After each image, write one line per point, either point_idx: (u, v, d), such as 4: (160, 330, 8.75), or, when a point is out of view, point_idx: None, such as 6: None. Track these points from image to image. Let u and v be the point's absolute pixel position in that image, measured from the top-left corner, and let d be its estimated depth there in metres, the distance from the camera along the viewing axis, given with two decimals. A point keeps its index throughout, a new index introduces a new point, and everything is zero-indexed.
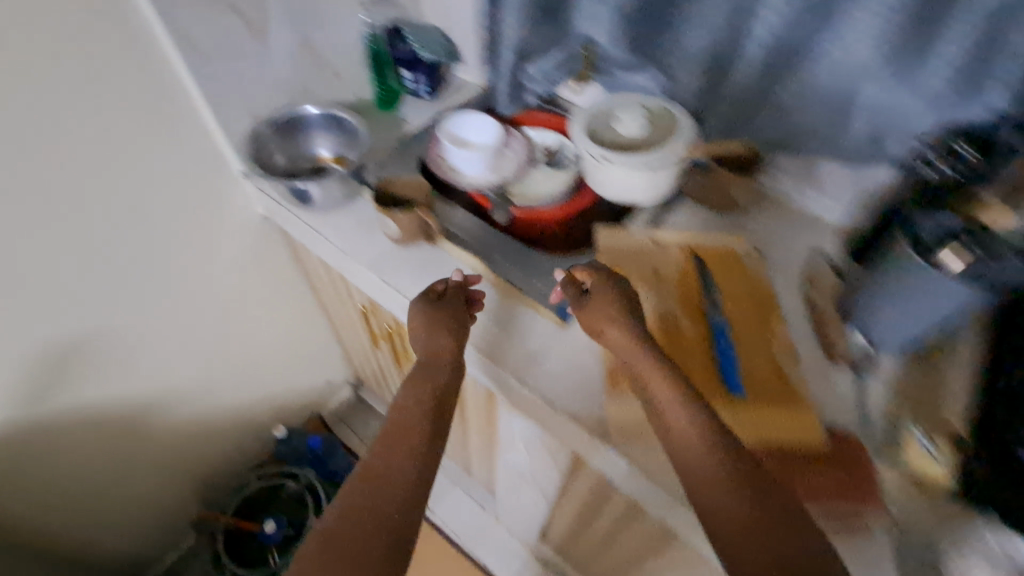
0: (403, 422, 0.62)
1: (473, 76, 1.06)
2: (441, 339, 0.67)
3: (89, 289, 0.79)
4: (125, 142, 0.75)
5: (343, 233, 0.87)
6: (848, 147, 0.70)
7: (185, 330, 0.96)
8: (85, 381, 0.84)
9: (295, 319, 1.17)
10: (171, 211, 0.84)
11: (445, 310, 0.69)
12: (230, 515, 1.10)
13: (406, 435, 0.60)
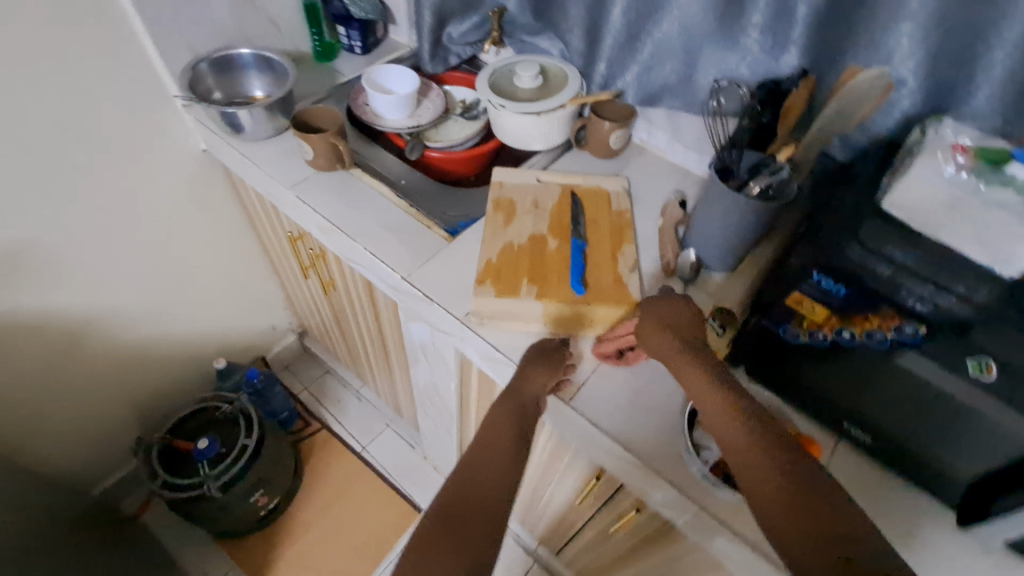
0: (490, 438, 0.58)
1: (404, 38, 1.15)
2: (541, 384, 0.64)
3: (36, 195, 0.88)
4: (72, 65, 0.83)
5: (267, 157, 0.92)
6: (698, 98, 0.86)
7: (120, 253, 1.04)
8: (18, 288, 0.92)
9: (235, 254, 1.26)
10: (105, 138, 0.92)
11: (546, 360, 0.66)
12: (166, 435, 1.19)
13: (491, 458, 0.55)
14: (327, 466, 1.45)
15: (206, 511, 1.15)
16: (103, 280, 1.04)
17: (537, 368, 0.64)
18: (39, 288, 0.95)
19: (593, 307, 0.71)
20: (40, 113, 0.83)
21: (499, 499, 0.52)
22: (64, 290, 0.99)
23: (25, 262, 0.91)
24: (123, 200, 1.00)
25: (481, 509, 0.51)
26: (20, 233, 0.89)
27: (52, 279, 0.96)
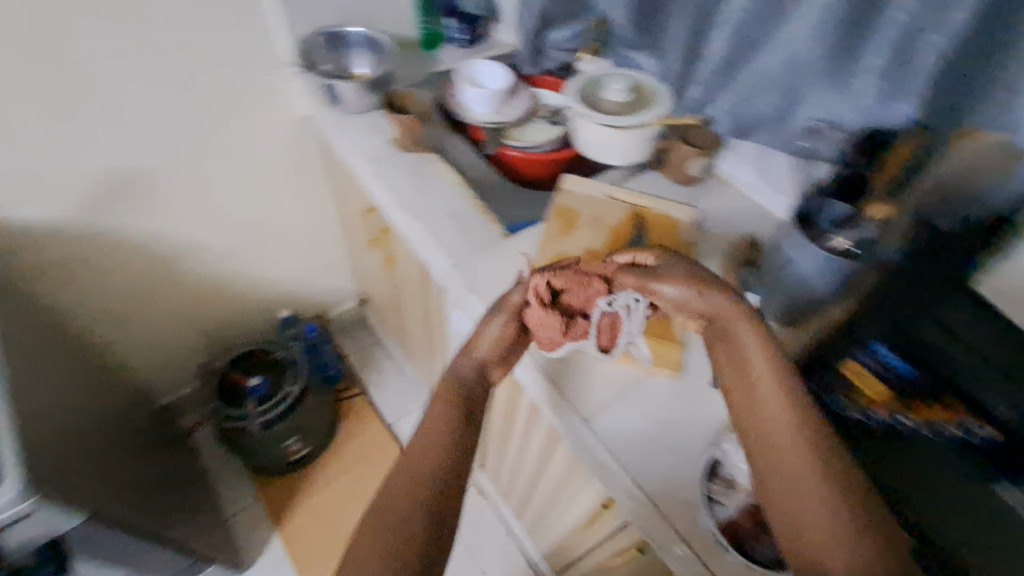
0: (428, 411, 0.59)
1: (508, 37, 1.17)
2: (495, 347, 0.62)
3: (154, 132, 1.00)
4: (203, 24, 0.93)
5: (355, 131, 0.97)
6: (792, 137, 0.83)
7: (214, 194, 1.14)
8: (123, 208, 1.04)
9: (316, 216, 1.35)
10: (221, 92, 1.02)
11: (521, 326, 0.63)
12: (228, 365, 1.31)
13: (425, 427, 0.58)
14: (358, 431, 1.50)
15: (245, 443, 1.25)
16: (195, 215, 1.14)
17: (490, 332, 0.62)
18: (139, 211, 1.06)
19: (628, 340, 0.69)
20: (166, 58, 0.93)
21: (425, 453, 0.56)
22: (160, 217, 1.10)
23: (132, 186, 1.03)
24: (225, 146, 1.09)
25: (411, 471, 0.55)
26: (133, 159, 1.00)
27: (152, 205, 1.07)
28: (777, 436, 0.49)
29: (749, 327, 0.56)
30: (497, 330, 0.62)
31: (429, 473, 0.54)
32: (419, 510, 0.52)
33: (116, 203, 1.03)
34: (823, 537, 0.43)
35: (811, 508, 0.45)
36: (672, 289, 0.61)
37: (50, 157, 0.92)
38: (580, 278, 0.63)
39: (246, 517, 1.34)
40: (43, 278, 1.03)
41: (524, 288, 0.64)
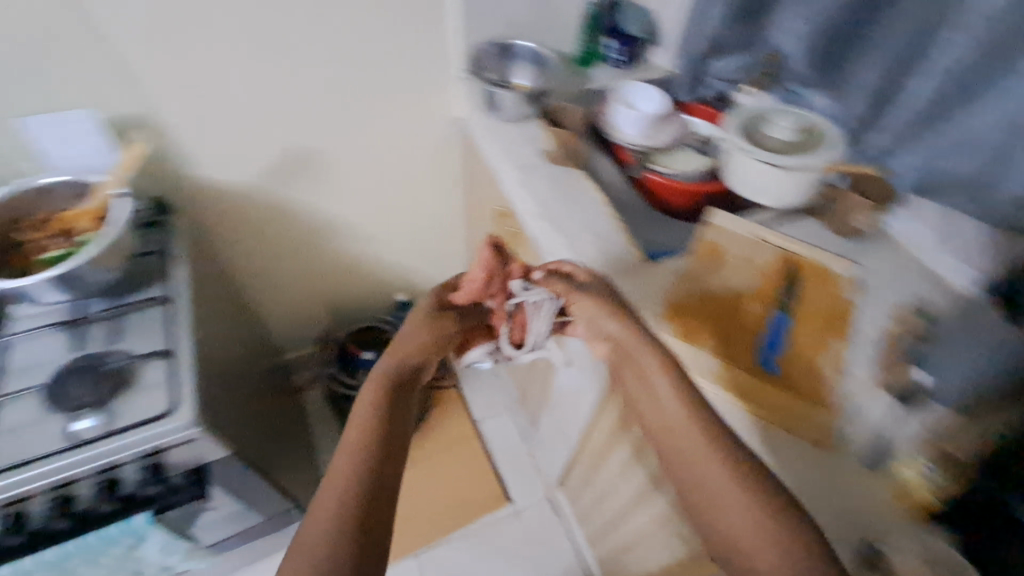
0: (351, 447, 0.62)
1: (666, 60, 1.16)
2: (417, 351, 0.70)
3: (330, 118, 1.07)
4: (392, 24, 0.99)
5: (508, 139, 1.01)
6: (999, 203, 0.74)
7: (371, 178, 1.21)
8: (298, 181, 1.13)
9: (444, 213, 1.40)
10: (392, 87, 1.08)
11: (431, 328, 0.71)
12: (350, 335, 1.42)
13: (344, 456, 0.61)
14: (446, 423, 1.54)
15: (354, 409, 1.35)
16: (351, 196, 1.22)
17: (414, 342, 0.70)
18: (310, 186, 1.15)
19: (780, 396, 0.69)
20: (355, 53, 1.00)
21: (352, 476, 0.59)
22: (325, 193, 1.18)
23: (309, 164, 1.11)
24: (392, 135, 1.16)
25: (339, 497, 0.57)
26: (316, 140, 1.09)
27: (321, 182, 1.16)
28: (688, 445, 0.59)
29: (646, 347, 0.64)
30: (407, 330, 0.70)
31: (353, 488, 0.58)
32: (351, 519, 0.56)
33: (295, 175, 1.12)
34: (747, 530, 0.54)
35: (730, 505, 0.55)
36: (606, 324, 0.67)
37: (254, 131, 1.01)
38: (485, 273, 0.70)
39: None
40: (221, 232, 1.14)
41: (435, 293, 0.74)
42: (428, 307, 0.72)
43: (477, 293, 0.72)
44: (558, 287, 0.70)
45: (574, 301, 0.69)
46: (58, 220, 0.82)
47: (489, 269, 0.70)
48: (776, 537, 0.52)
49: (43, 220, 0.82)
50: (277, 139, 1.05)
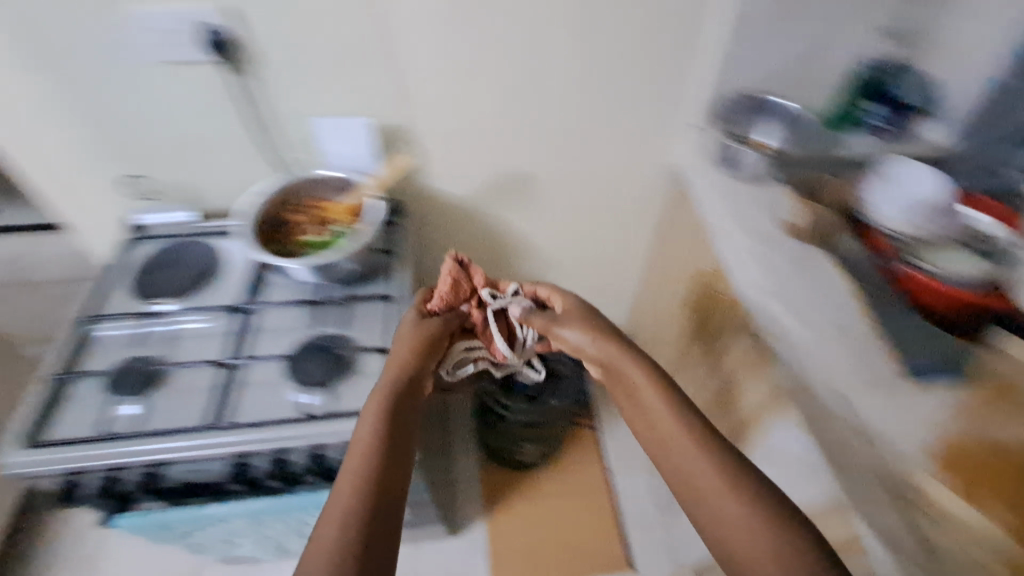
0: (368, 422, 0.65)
1: (946, 138, 0.97)
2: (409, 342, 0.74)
3: (554, 151, 1.06)
4: (644, 68, 0.95)
5: (743, 203, 0.92)
6: None
7: (576, 210, 1.18)
8: (510, 201, 1.14)
9: (628, 258, 1.33)
10: (622, 129, 1.04)
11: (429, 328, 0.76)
12: None
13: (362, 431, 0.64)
14: (577, 463, 1.48)
15: (500, 427, 1.32)
16: (551, 223, 1.21)
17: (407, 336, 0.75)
18: (518, 208, 1.16)
19: None
20: (598, 92, 0.97)
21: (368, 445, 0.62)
22: (528, 216, 1.18)
23: (525, 188, 1.12)
24: (611, 172, 1.12)
25: (352, 468, 0.59)
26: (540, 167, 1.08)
27: (529, 206, 1.16)
28: (688, 459, 0.58)
29: (587, 327, 0.73)
30: (408, 327, 0.77)
31: (364, 454, 0.60)
32: (367, 481, 0.58)
33: (509, 196, 1.12)
34: (736, 522, 0.53)
35: (721, 499, 0.54)
36: (575, 329, 0.73)
37: (489, 152, 1.03)
38: (450, 283, 0.80)
39: (464, 491, 1.42)
40: (425, 238, 1.18)
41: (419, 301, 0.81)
42: (413, 317, 0.78)
43: (447, 299, 0.80)
44: (539, 324, 0.77)
45: (561, 322, 0.75)
46: (320, 206, 0.93)
47: (454, 280, 0.80)
48: (755, 519, 0.52)
49: (306, 204, 0.94)
50: (506, 162, 1.06)
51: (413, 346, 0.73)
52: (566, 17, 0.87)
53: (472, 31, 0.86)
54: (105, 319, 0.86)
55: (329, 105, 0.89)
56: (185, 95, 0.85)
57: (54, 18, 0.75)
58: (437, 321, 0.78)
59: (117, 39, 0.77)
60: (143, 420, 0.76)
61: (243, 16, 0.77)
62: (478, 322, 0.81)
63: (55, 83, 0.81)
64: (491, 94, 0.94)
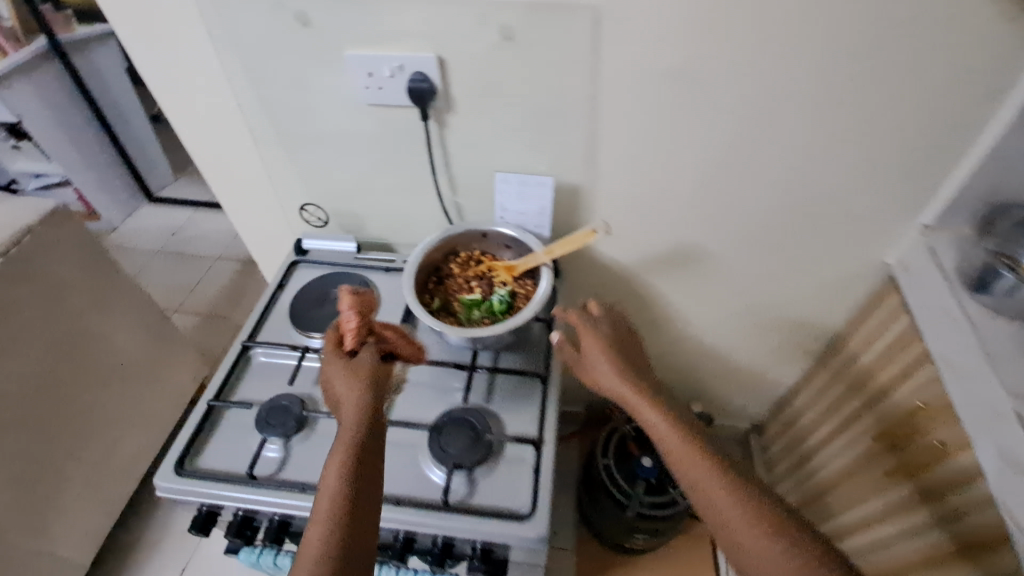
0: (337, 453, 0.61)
1: None
2: (343, 375, 0.68)
3: (741, 231, 0.92)
4: (879, 157, 0.79)
5: (994, 342, 0.73)
6: None
7: (749, 292, 1.04)
8: (675, 272, 1.02)
9: (791, 350, 1.16)
10: (830, 218, 0.89)
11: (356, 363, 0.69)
12: (635, 427, 1.24)
13: (331, 469, 0.59)
14: (684, 561, 1.31)
15: (606, 502, 1.22)
16: (715, 301, 1.07)
17: (339, 373, 0.68)
18: (682, 280, 1.04)
19: None
20: (813, 177, 0.83)
21: (337, 482, 0.58)
22: (691, 290, 1.05)
23: (696, 261, 0.99)
24: (804, 259, 0.96)
25: (320, 513, 0.56)
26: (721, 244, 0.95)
27: (696, 280, 1.03)
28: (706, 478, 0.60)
29: (610, 364, 0.72)
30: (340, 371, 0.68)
31: (336, 493, 0.57)
32: (338, 526, 0.55)
33: (676, 266, 1.01)
34: (761, 532, 0.55)
35: (741, 531, 0.56)
36: (600, 360, 0.73)
37: (669, 222, 0.92)
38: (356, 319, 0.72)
39: (556, 558, 1.32)
40: (572, 295, 1.10)
41: (328, 350, 0.71)
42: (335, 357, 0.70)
43: (359, 331, 0.72)
44: (571, 357, 0.76)
45: (585, 354, 0.75)
46: (487, 263, 0.87)
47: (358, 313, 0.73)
48: (776, 538, 0.55)
49: (474, 257, 0.88)
50: (684, 234, 0.94)
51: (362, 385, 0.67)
52: (808, 93, 0.73)
53: (691, 101, 0.75)
54: (262, 343, 0.86)
55: (515, 159, 0.83)
56: (376, 135, 0.83)
57: (278, 55, 0.75)
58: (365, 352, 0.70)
59: (329, 79, 0.77)
60: (286, 466, 0.74)
61: (454, 67, 0.73)
62: (394, 339, 0.76)
63: (263, 112, 0.83)
64: (692, 166, 0.83)
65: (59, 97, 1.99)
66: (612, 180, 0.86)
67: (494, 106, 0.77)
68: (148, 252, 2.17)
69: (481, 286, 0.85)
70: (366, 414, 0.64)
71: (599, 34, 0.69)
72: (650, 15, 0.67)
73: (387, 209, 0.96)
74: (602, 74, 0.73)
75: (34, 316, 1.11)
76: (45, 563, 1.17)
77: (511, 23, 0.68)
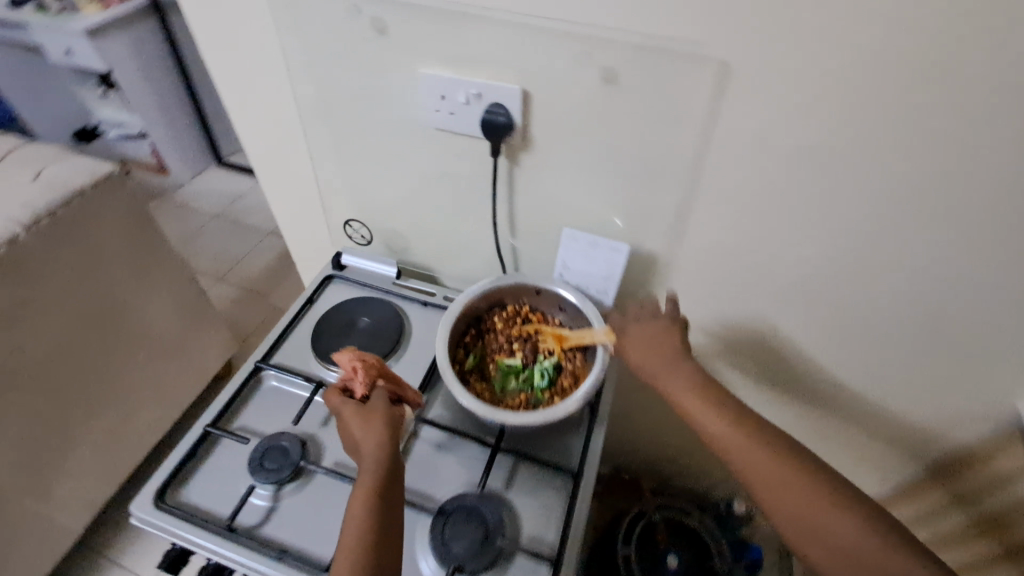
0: (355, 507, 0.56)
1: None
2: (361, 422, 0.62)
3: (844, 346, 0.75)
4: None
5: None
6: None
7: (837, 409, 0.86)
8: (750, 368, 0.86)
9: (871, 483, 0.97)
10: (966, 355, 0.70)
11: (371, 411, 0.63)
12: (664, 515, 1.09)
13: (349, 524, 0.55)
14: None
15: None
16: (792, 410, 0.90)
17: (354, 423, 0.62)
18: (757, 378, 0.88)
19: None
20: (956, 307, 0.65)
21: (357, 541, 0.54)
22: (765, 391, 0.89)
23: (780, 365, 0.83)
24: (920, 395, 0.78)
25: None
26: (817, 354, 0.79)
27: (774, 383, 0.87)
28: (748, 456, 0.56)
29: (649, 342, 0.66)
30: (353, 411, 0.63)
31: (354, 556, 0.53)
32: None
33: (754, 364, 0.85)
34: (812, 508, 0.53)
35: (797, 504, 0.53)
36: (637, 338, 0.66)
37: (757, 315, 0.77)
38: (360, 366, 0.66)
39: None
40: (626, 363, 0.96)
41: (335, 404, 0.64)
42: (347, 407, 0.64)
43: (366, 378, 0.66)
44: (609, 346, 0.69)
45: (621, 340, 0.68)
46: (535, 324, 0.76)
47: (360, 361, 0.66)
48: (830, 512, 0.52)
49: (522, 313, 0.77)
50: (775, 333, 0.79)
51: (381, 422, 0.62)
52: (980, 211, 0.56)
53: (823, 191, 0.60)
54: (275, 367, 0.78)
55: (590, 214, 0.71)
56: (440, 160, 0.74)
57: (346, 59, 0.66)
58: (378, 395, 0.64)
59: (398, 93, 0.67)
60: (271, 520, 0.65)
61: (540, 104, 0.62)
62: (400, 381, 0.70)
63: (321, 116, 0.75)
64: (804, 262, 0.68)
65: (151, 54, 2.04)
66: (700, 256, 0.72)
67: (577, 153, 0.65)
68: (206, 216, 2.19)
69: (522, 350, 0.74)
70: (388, 464, 0.59)
71: (724, 93, 0.55)
72: (796, 83, 0.53)
73: (438, 237, 0.87)
74: (716, 139, 0.59)
75: (71, 278, 1.09)
76: (38, 526, 1.14)
77: (618, 65, 0.56)
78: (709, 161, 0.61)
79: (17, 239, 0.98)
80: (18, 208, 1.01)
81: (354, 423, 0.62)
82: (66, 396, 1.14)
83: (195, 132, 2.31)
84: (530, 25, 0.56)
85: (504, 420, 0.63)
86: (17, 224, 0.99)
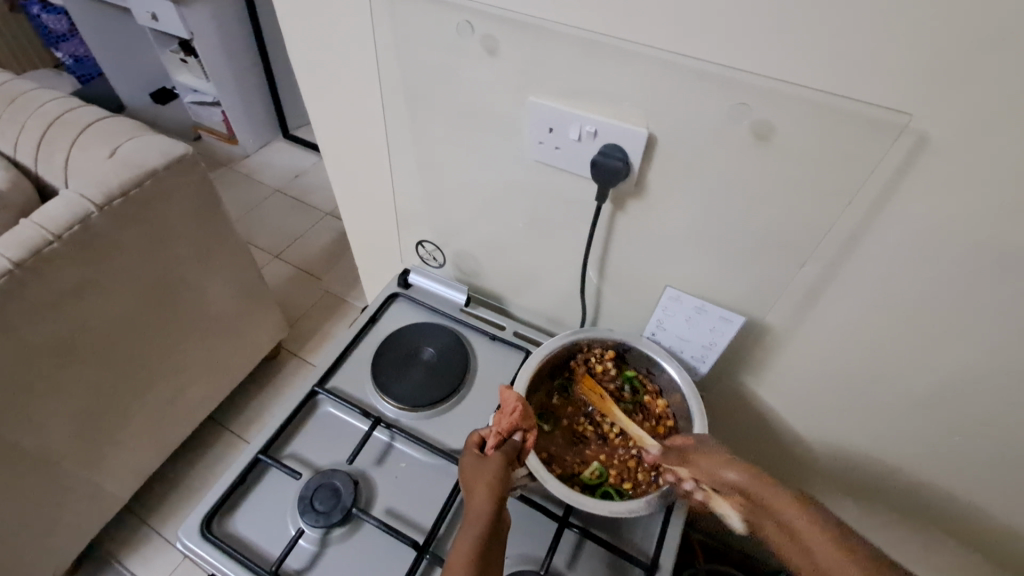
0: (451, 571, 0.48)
1: None
2: (478, 475, 0.55)
3: (986, 462, 0.63)
4: None
5: None
6: None
7: (950, 531, 0.74)
8: (849, 468, 0.75)
9: None
10: None
11: (491, 463, 0.56)
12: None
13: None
14: None
15: None
16: (895, 519, 0.78)
17: (472, 473, 0.55)
18: (857, 480, 0.76)
19: None
20: None
21: None
22: (864, 492, 0.78)
23: (890, 469, 0.72)
24: None
25: None
26: (941, 465, 0.67)
27: (877, 489, 0.76)
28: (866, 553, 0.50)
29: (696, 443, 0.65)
30: (471, 462, 0.56)
31: None
32: None
33: (858, 463, 0.74)
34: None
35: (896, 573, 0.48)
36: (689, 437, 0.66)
37: (879, 414, 0.66)
38: (505, 414, 0.60)
39: None
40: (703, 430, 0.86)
41: (466, 447, 0.58)
42: (472, 454, 0.57)
43: (500, 428, 0.59)
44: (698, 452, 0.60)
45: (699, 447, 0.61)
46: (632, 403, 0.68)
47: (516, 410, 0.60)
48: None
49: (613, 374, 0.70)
50: (892, 434, 0.68)
51: (498, 484, 0.54)
52: None
53: (1015, 299, 0.48)
54: (332, 394, 0.73)
55: (699, 275, 0.62)
56: (532, 194, 0.66)
57: (447, 78, 0.59)
58: (502, 451, 0.57)
59: (499, 118, 0.60)
60: (317, 567, 0.61)
61: (667, 153, 0.53)
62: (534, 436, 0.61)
63: (409, 133, 0.68)
64: (960, 370, 0.56)
65: (230, 22, 2.03)
66: (823, 338, 0.62)
67: (699, 211, 0.56)
68: (269, 190, 2.19)
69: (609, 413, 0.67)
70: (490, 529, 0.51)
71: (906, 168, 0.45)
72: (1013, 170, 0.42)
73: (516, 269, 0.79)
74: (881, 219, 0.49)
75: (141, 255, 1.09)
76: (90, 493, 1.17)
77: (774, 121, 0.47)
78: (865, 241, 0.51)
79: (90, 218, 0.98)
80: (94, 186, 1.01)
81: (472, 475, 0.55)
82: (129, 371, 1.15)
83: (266, 103, 2.31)
84: (672, 64, 0.47)
85: (581, 505, 0.57)
86: (91, 203, 0.99)
